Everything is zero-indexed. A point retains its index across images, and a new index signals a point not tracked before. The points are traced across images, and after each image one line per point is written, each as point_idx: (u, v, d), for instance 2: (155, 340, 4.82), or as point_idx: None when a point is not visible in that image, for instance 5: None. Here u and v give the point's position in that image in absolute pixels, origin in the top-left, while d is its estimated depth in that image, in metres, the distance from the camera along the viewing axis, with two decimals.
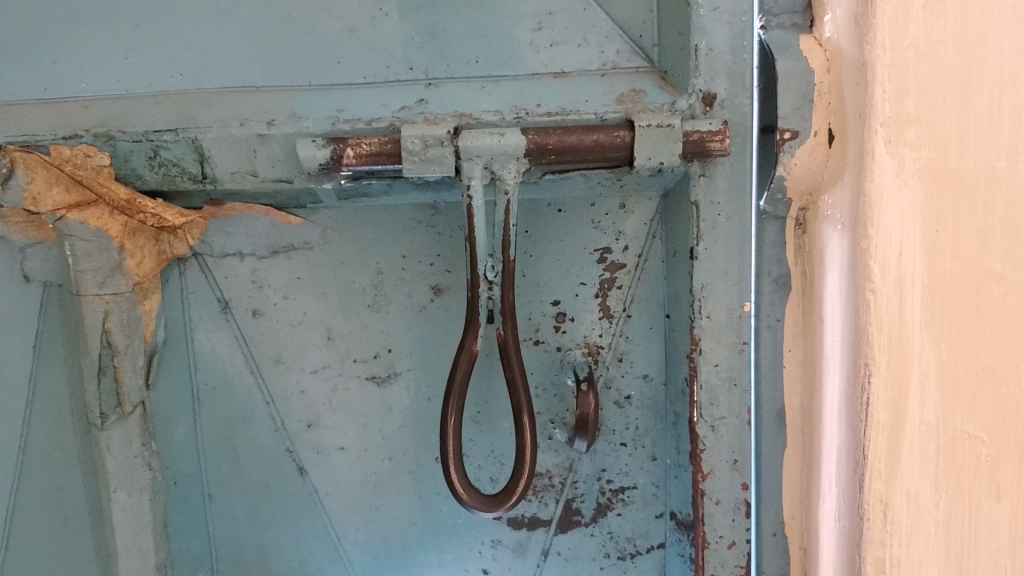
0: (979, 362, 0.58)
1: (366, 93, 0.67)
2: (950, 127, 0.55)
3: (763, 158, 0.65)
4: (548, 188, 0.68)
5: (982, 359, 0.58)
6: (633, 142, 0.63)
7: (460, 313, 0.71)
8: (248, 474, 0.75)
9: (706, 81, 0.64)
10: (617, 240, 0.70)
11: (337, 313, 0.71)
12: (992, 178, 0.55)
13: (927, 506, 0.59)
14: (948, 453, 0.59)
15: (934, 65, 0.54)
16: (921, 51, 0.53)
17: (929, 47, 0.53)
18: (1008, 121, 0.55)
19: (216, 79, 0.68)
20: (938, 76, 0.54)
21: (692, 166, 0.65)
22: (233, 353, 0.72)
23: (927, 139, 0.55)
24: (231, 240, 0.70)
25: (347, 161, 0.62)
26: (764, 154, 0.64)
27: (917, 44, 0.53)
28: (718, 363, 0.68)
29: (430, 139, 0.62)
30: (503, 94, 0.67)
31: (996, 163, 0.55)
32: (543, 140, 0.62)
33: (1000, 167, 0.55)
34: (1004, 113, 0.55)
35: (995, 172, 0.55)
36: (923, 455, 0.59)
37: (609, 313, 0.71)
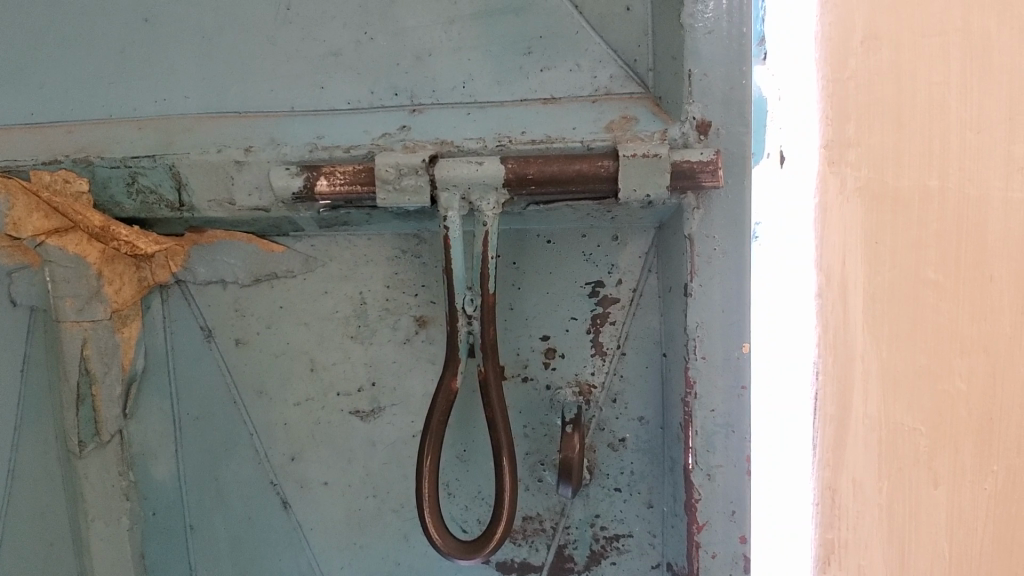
0: (919, 364, 0.77)
1: (348, 120, 0.65)
2: (886, 150, 0.72)
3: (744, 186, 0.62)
4: (537, 217, 0.65)
5: (921, 360, 0.77)
6: (618, 172, 0.59)
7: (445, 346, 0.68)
8: (229, 506, 0.72)
9: (700, 108, 0.61)
10: (610, 273, 0.66)
11: (321, 345, 0.69)
12: (924, 194, 0.73)
13: (869, 493, 0.82)
14: (889, 443, 0.80)
15: (871, 93, 0.71)
16: (859, 81, 0.70)
17: (867, 78, 0.70)
18: (938, 144, 0.72)
19: (200, 104, 0.67)
20: (876, 104, 0.71)
21: (686, 197, 0.62)
22: (216, 382, 0.70)
23: (864, 160, 0.72)
24: (214, 267, 0.68)
25: (321, 189, 0.60)
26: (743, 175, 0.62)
27: (856, 74, 0.70)
28: (714, 408, 0.64)
29: (404, 167, 0.60)
30: (488, 120, 0.64)
31: (929, 180, 0.73)
32: (523, 170, 0.60)
33: (931, 185, 0.73)
34: (936, 136, 0.72)
35: (928, 188, 0.73)
36: (867, 444, 0.80)
37: (601, 350, 0.68)
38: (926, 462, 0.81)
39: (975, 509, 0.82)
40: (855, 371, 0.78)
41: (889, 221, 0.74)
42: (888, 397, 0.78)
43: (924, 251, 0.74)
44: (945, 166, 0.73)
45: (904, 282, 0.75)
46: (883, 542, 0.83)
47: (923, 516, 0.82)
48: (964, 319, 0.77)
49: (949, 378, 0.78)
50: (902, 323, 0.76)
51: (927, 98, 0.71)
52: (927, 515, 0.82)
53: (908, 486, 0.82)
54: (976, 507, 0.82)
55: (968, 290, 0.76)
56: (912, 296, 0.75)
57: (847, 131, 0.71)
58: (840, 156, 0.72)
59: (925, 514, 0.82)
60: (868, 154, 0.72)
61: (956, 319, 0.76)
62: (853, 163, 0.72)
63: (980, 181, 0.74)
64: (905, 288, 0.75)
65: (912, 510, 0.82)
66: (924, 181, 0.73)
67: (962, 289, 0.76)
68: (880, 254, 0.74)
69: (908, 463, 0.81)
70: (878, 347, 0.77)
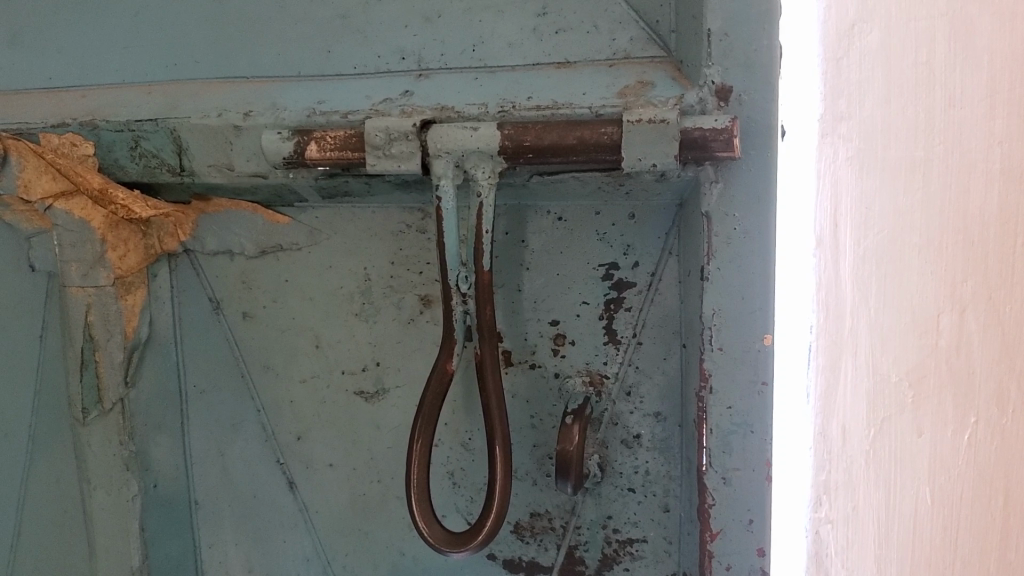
0: (913, 347, 0.59)
1: (353, 86, 0.62)
2: (876, 120, 0.57)
3: (772, 160, 0.55)
4: (544, 190, 0.60)
5: (911, 339, 0.59)
6: (621, 139, 0.54)
7: None
8: (234, 483, 0.70)
9: (720, 71, 0.54)
10: (625, 254, 0.61)
11: (326, 321, 0.67)
12: (911, 164, 0.57)
13: (861, 500, 0.62)
14: (877, 444, 0.61)
15: (866, 77, 0.56)
16: (855, 61, 0.56)
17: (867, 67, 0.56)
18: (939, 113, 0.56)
19: (209, 69, 0.65)
20: (868, 85, 0.56)
21: (704, 170, 0.56)
22: (223, 356, 0.69)
23: (856, 131, 0.57)
24: (221, 237, 0.67)
25: (311, 155, 0.58)
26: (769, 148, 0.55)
27: (858, 56, 0.56)
28: (732, 405, 0.58)
29: (395, 132, 0.56)
30: (495, 85, 0.60)
31: (918, 148, 0.56)
32: (520, 136, 0.55)
33: (921, 154, 0.56)
34: (933, 112, 0.56)
35: (915, 156, 0.56)
36: (861, 441, 0.61)
37: (615, 338, 0.62)
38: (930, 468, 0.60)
39: (953, 457, 0.60)
40: (845, 331, 0.60)
41: (879, 184, 0.57)
42: (879, 350, 0.59)
43: (909, 218, 0.57)
44: (936, 135, 0.56)
45: (889, 238, 0.58)
46: (878, 502, 0.62)
47: (904, 472, 0.61)
48: (970, 284, 0.58)
49: (932, 338, 0.59)
50: (890, 289, 0.59)
51: (918, 75, 0.56)
52: (946, 538, 0.61)
53: (892, 433, 0.61)
54: (961, 462, 0.60)
55: (965, 253, 0.57)
56: (899, 273, 0.58)
57: (841, 104, 0.57)
58: (833, 129, 0.57)
59: (939, 535, 0.61)
60: (864, 128, 0.57)
61: (955, 289, 0.58)
62: (846, 136, 0.57)
63: (966, 147, 0.56)
64: (895, 263, 0.58)
65: (899, 451, 0.61)
66: (910, 152, 0.56)
67: (958, 251, 0.57)
68: (872, 215, 0.58)
69: (910, 469, 0.61)
70: (866, 300, 0.59)
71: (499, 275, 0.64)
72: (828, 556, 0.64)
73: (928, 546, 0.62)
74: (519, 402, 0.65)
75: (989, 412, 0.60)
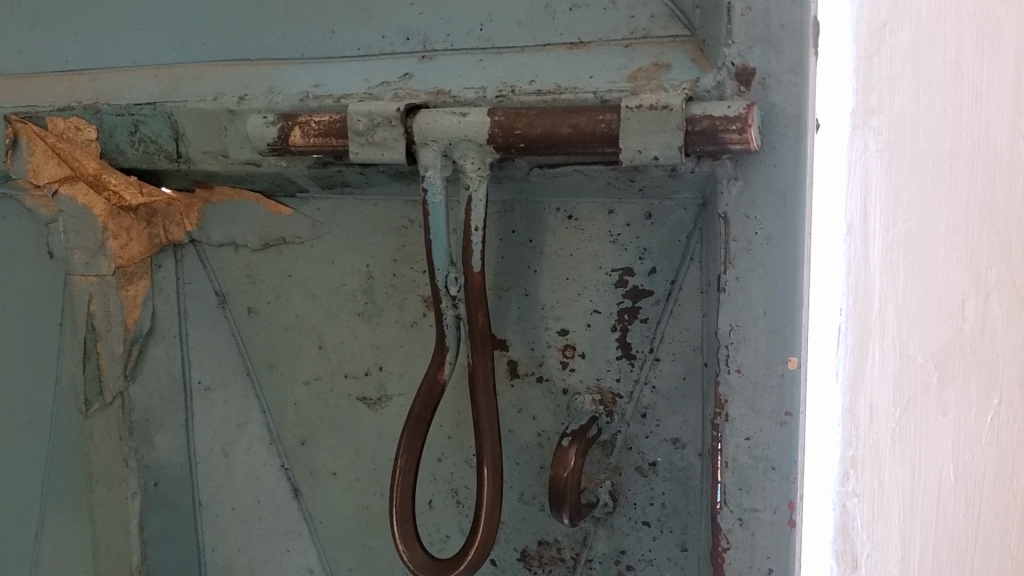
0: (936, 328, 0.65)
1: (354, 69, 0.57)
2: (905, 117, 0.58)
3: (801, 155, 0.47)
4: (548, 184, 0.54)
5: (934, 319, 0.64)
6: (619, 128, 0.47)
7: None
8: (240, 486, 0.67)
9: (741, 51, 0.47)
10: (641, 259, 0.54)
11: (328, 321, 0.62)
12: (937, 158, 0.62)
13: (891, 469, 0.64)
14: (907, 415, 0.64)
15: (894, 71, 0.57)
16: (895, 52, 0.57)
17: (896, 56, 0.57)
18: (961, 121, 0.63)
19: (217, 51, 0.62)
20: (895, 77, 0.57)
21: (721, 165, 0.48)
22: (230, 354, 0.66)
23: (885, 124, 0.57)
24: (225, 228, 0.63)
25: (294, 141, 0.53)
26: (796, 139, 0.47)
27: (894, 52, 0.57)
28: (750, 437, 0.50)
29: (378, 117, 0.51)
30: (499, 68, 0.54)
31: (941, 146, 0.62)
32: (510, 123, 0.49)
33: (944, 150, 0.62)
34: (958, 116, 0.62)
35: (941, 152, 0.62)
36: (890, 416, 0.62)
37: (629, 352, 0.56)
38: (952, 432, 0.68)
39: (968, 427, 0.70)
40: (875, 312, 0.59)
41: (906, 177, 0.59)
42: (906, 334, 0.62)
43: (934, 206, 0.62)
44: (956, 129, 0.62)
45: (918, 228, 0.61)
46: (905, 476, 0.65)
47: (932, 446, 0.66)
48: (983, 273, 0.69)
49: (953, 318, 0.66)
50: (918, 271, 0.62)
51: (946, 74, 0.60)
52: (961, 494, 0.71)
53: (919, 409, 0.64)
54: (977, 430, 0.71)
55: (980, 246, 0.67)
56: (924, 254, 0.62)
57: (872, 99, 0.56)
58: (864, 122, 0.56)
59: (954, 495, 0.70)
60: (891, 120, 0.57)
61: (973, 272, 0.67)
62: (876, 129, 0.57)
63: (983, 153, 0.65)
64: (921, 246, 0.62)
65: (928, 426, 0.66)
66: (939, 145, 0.61)
67: (974, 244, 0.67)
68: (899, 206, 0.60)
69: (932, 439, 0.66)
70: (894, 286, 0.60)
71: (506, 277, 0.58)
72: (855, 529, 0.62)
73: (945, 507, 0.69)
74: (525, 418, 0.59)
75: (1008, 391, 0.74)
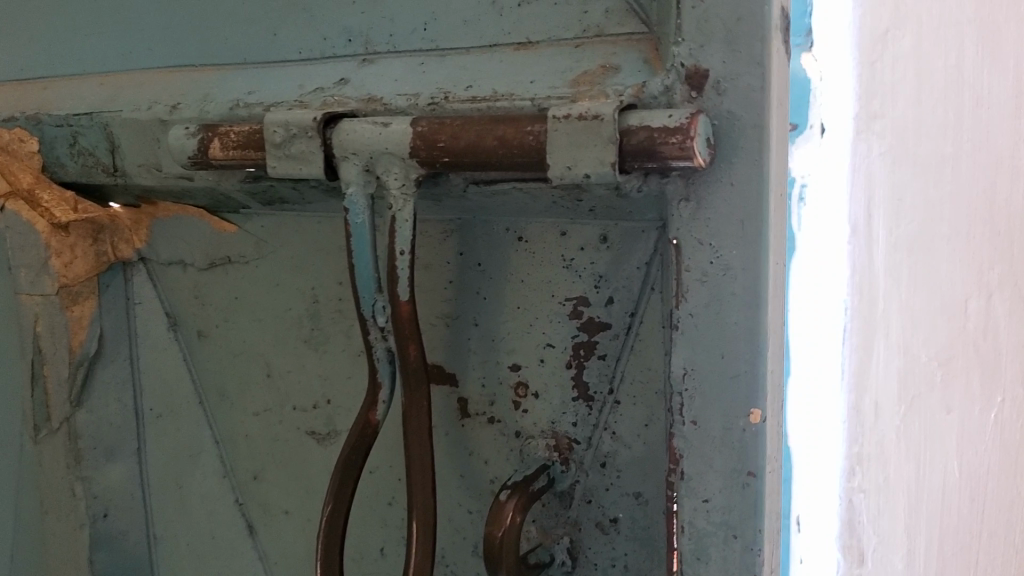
0: (940, 328, 0.62)
1: (293, 74, 0.52)
2: (908, 119, 0.56)
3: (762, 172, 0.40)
4: (489, 202, 0.48)
5: (939, 319, 0.62)
6: (547, 140, 0.41)
7: None
8: (195, 520, 0.63)
9: (693, 50, 0.40)
10: (596, 288, 0.48)
11: (275, 348, 0.57)
12: (939, 159, 0.59)
13: (899, 472, 0.60)
14: (914, 416, 0.60)
15: (900, 76, 0.54)
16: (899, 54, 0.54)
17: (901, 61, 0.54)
18: (959, 121, 0.61)
19: (160, 57, 0.57)
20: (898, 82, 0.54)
21: (671, 182, 0.42)
22: (181, 378, 0.62)
23: (889, 129, 0.54)
24: (172, 245, 0.59)
25: (214, 153, 0.49)
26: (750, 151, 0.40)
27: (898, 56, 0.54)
28: (709, 499, 0.43)
29: (294, 127, 0.46)
30: (439, 72, 0.48)
31: (942, 147, 0.59)
32: (433, 135, 0.43)
33: (947, 151, 0.60)
34: (956, 117, 0.60)
35: (942, 153, 0.59)
36: (894, 417, 0.58)
37: (587, 394, 0.49)
38: (956, 433, 0.65)
39: (970, 428, 0.67)
40: (878, 311, 0.55)
41: (908, 179, 0.56)
42: (910, 332, 0.58)
43: (936, 206, 0.59)
44: (956, 132, 0.61)
45: (923, 229, 0.58)
46: (911, 474, 0.61)
47: (939, 444, 0.63)
48: (983, 272, 0.67)
49: (954, 319, 0.63)
50: (921, 269, 0.59)
51: (947, 78, 0.59)
52: (965, 496, 0.68)
53: (922, 408, 0.61)
54: (980, 430, 0.69)
55: (978, 243, 0.65)
56: (928, 254, 0.59)
57: (876, 104, 0.52)
58: (868, 127, 0.52)
59: (958, 497, 0.67)
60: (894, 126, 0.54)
61: (972, 269, 0.65)
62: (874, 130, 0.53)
63: (980, 153, 0.64)
64: (925, 245, 0.59)
65: (940, 421, 0.63)
66: (939, 148, 0.59)
67: (973, 241, 0.65)
68: (902, 208, 0.57)
69: (937, 440, 0.63)
70: (898, 287, 0.57)
71: (454, 305, 0.52)
72: (862, 523, 0.56)
73: (953, 510, 0.66)
74: (476, 463, 0.53)
75: (1006, 390, 0.72)
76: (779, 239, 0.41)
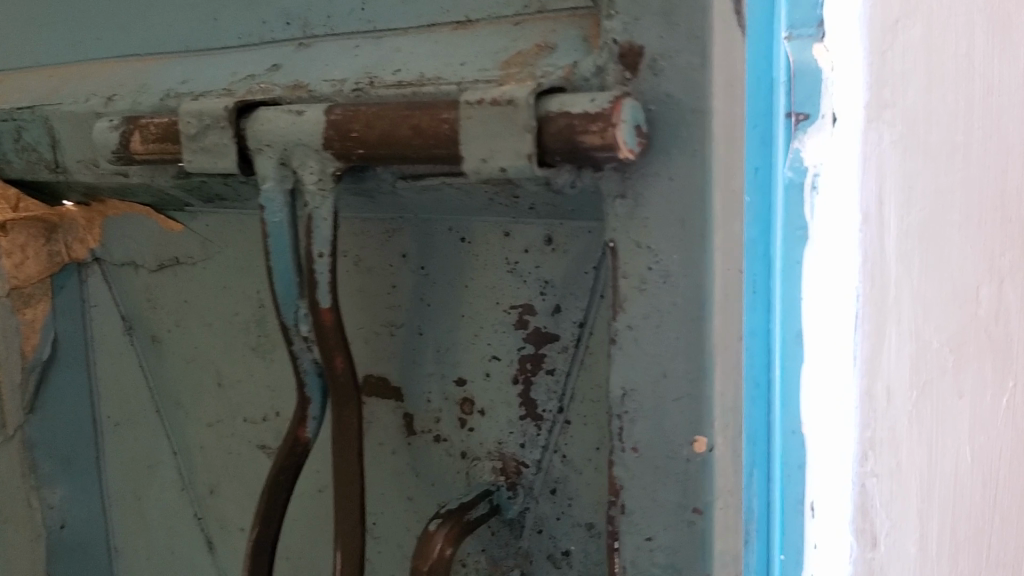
0: (954, 318, 0.55)
1: (231, 62, 0.48)
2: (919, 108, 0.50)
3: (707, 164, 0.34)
4: (419, 199, 0.43)
5: (952, 308, 0.55)
6: (460, 128, 0.35)
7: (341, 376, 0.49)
8: (154, 534, 0.60)
9: (629, 23, 0.35)
10: (542, 294, 0.42)
11: (223, 356, 0.54)
12: (950, 146, 0.53)
13: (913, 464, 0.54)
14: (928, 408, 0.54)
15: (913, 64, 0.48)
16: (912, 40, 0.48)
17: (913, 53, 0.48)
18: (973, 102, 0.54)
19: (107, 47, 0.54)
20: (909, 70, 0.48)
21: (607, 177, 0.36)
22: (138, 385, 0.59)
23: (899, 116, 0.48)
24: (124, 246, 0.57)
25: (135, 148, 0.45)
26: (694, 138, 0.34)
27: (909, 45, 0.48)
28: (652, 538, 0.37)
29: (207, 118, 0.42)
30: (371, 55, 0.43)
31: (953, 134, 0.53)
32: (345, 124, 0.38)
33: (959, 140, 0.53)
34: (969, 96, 0.54)
35: (953, 140, 0.53)
36: (909, 406, 0.52)
37: (535, 413, 0.44)
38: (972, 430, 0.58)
39: (992, 422, 0.60)
40: (891, 298, 0.50)
41: (920, 167, 0.50)
42: (924, 319, 0.52)
43: (947, 190, 0.53)
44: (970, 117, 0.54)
45: (934, 214, 0.52)
46: (925, 460, 0.55)
47: (949, 433, 0.56)
48: (1007, 260, 0.59)
49: (969, 305, 0.57)
50: (933, 254, 0.52)
51: (955, 68, 0.52)
52: (986, 497, 0.61)
53: (936, 394, 0.54)
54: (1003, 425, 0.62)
55: (999, 228, 0.58)
56: (940, 239, 0.53)
57: (886, 92, 0.47)
58: (878, 116, 0.46)
59: (976, 496, 0.60)
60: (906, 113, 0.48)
61: (991, 255, 0.58)
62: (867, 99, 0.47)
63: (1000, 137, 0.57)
64: (937, 231, 0.52)
65: (953, 407, 0.56)
66: (949, 135, 0.53)
67: (992, 227, 0.58)
68: (915, 195, 0.50)
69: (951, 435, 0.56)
70: (910, 273, 0.51)
71: (400, 313, 0.47)
72: (875, 508, 0.51)
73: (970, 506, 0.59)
74: (423, 485, 0.48)
75: None
76: (729, 242, 0.35)
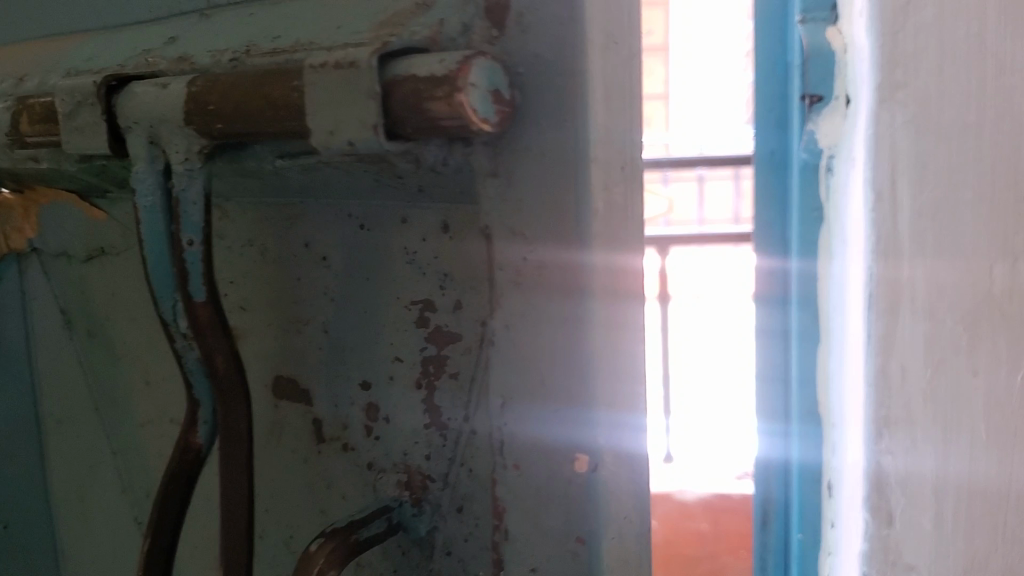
0: (981, 311, 0.48)
1: (140, 35, 0.45)
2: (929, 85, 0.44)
3: (580, 134, 0.30)
4: (304, 180, 0.39)
5: (977, 299, 0.47)
6: (307, 99, 0.31)
7: (256, 375, 0.45)
8: (95, 538, 0.57)
9: None
10: (442, 288, 0.37)
11: (149, 352, 0.51)
12: (963, 125, 0.45)
13: (919, 468, 0.48)
14: (939, 408, 0.48)
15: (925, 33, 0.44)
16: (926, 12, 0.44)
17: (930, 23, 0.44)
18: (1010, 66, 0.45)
19: (39, 24, 0.51)
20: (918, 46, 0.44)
21: (477, 152, 0.32)
22: (76, 381, 0.56)
23: (912, 94, 0.44)
24: (57, 234, 0.54)
25: (25, 129, 0.43)
26: (569, 106, 0.30)
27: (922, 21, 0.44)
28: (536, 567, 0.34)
29: (79, 94, 0.38)
30: (262, 22, 0.38)
31: (969, 112, 0.45)
32: (204, 95, 0.34)
33: (974, 115, 0.45)
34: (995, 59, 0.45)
35: (970, 119, 0.45)
36: (920, 400, 0.47)
37: (440, 422, 0.39)
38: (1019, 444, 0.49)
39: None
40: (900, 281, 0.46)
41: (922, 142, 0.45)
42: (936, 308, 0.47)
43: (962, 168, 0.46)
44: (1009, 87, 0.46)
45: (942, 192, 0.45)
46: (943, 460, 0.48)
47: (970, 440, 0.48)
48: None
49: (1008, 300, 0.48)
50: (940, 234, 0.46)
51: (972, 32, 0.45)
52: None
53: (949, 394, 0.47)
54: None
55: None
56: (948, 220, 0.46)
57: (896, 74, 0.44)
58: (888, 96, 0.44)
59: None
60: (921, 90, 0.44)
61: None
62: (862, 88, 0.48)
63: None
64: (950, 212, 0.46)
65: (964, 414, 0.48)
66: (965, 112, 0.45)
67: None
68: (923, 171, 0.45)
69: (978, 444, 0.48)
70: (920, 254, 0.46)
71: (302, 307, 0.43)
72: (890, 487, 0.48)
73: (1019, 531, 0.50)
74: (329, 499, 0.43)
75: None
76: (611, 231, 0.31)
